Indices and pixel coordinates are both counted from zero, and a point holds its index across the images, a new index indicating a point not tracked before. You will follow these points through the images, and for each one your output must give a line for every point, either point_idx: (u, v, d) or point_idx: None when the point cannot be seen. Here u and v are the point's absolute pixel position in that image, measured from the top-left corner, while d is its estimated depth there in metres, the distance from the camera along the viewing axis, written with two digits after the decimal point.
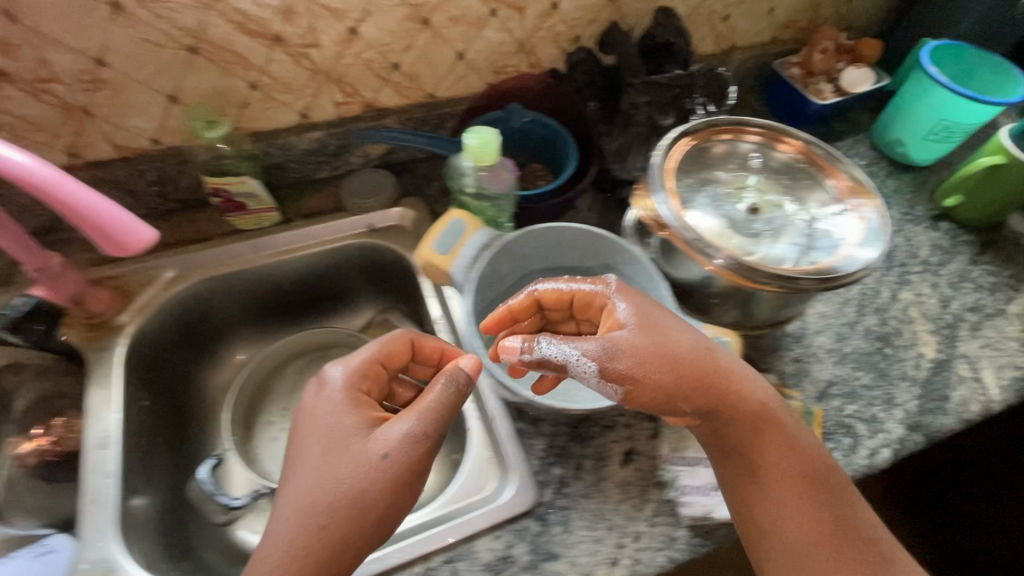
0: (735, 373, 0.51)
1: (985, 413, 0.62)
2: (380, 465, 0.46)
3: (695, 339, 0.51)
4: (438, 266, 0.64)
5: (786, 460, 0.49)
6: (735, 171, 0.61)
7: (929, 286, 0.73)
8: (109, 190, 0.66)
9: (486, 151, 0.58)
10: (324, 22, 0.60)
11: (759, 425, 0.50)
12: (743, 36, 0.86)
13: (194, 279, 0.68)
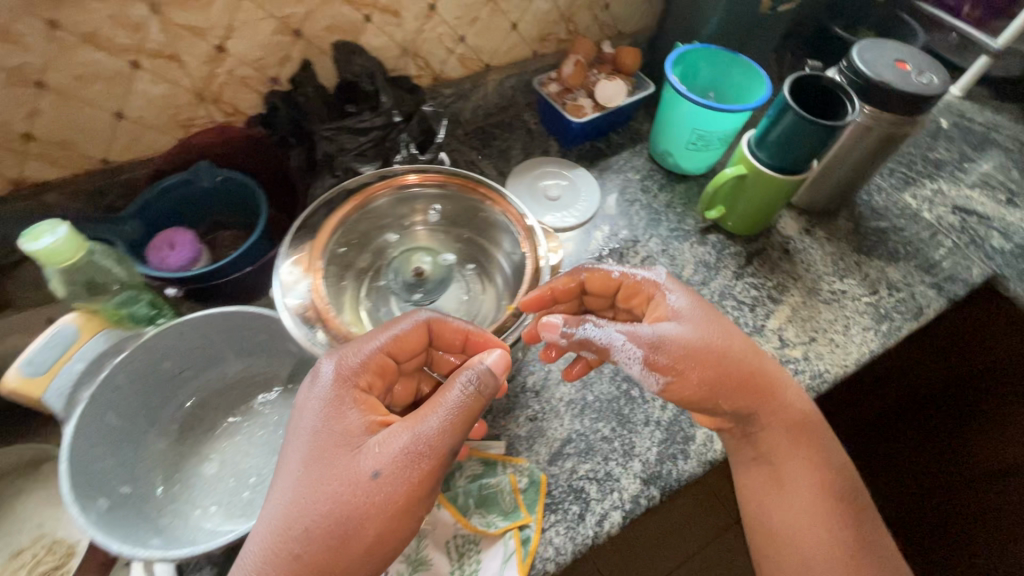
0: (795, 397, 0.57)
1: (856, 361, 0.69)
2: (421, 455, 0.44)
3: (795, 397, 0.57)
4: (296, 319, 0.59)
5: (828, 470, 0.56)
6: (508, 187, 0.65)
7: (801, 249, 0.80)
8: None
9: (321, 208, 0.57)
10: (186, 41, 0.58)
11: (809, 430, 0.56)
12: (620, 23, 0.90)
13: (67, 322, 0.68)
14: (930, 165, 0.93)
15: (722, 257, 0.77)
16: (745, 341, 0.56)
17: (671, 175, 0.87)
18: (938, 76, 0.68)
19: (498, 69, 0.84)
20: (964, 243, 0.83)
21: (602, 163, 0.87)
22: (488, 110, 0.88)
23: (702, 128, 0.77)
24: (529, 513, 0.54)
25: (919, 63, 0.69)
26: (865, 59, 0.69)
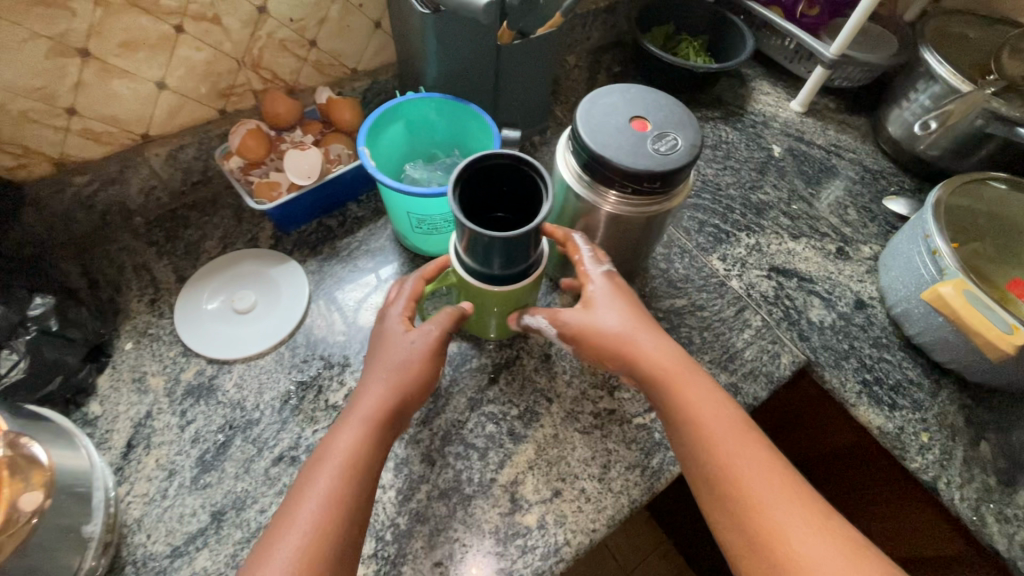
0: (677, 358, 0.50)
1: (609, 522, 0.52)
2: (436, 348, 0.50)
3: (666, 352, 0.51)
4: None
5: (727, 420, 0.48)
6: None
7: (566, 353, 0.62)
8: None
9: None
10: None
11: (687, 378, 0.49)
12: (348, 61, 0.70)
13: None
14: (751, 211, 0.77)
15: (457, 378, 0.60)
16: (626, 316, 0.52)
17: (417, 258, 0.68)
18: (685, 134, 0.50)
19: (164, 139, 0.63)
20: (776, 318, 0.67)
21: (328, 248, 0.67)
22: (173, 189, 0.67)
23: (420, 212, 0.58)
24: None
25: (665, 120, 0.50)
26: (589, 124, 0.50)
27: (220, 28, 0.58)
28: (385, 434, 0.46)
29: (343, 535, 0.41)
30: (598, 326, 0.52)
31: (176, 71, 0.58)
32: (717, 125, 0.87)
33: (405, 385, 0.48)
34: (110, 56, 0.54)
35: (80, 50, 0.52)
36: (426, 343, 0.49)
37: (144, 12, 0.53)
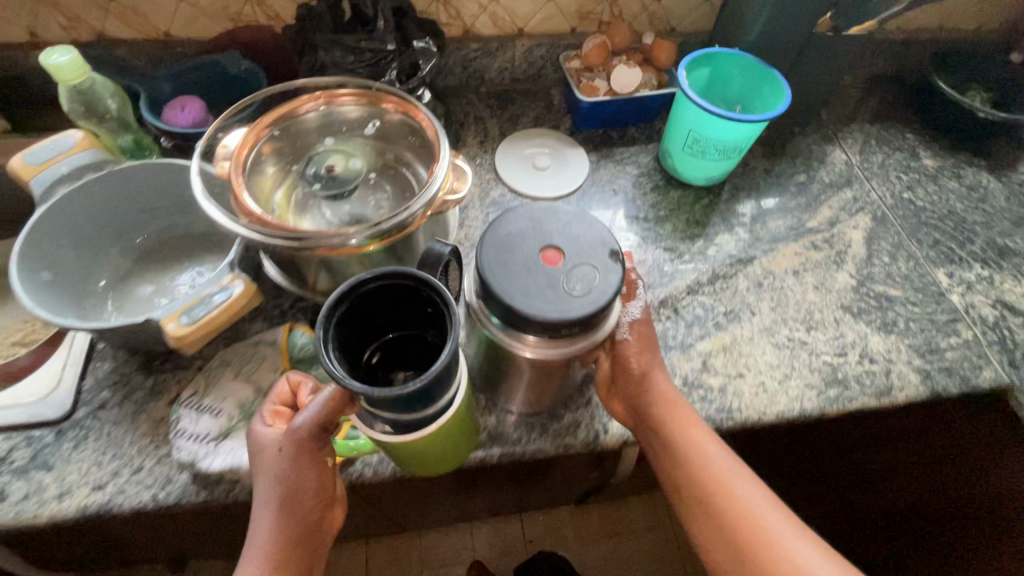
0: (723, 460, 0.55)
1: (778, 412, 0.62)
2: (306, 445, 0.49)
3: (666, 387, 0.57)
4: (21, 177, 0.58)
5: (716, 462, 0.54)
6: (423, 151, 0.58)
7: (776, 287, 0.72)
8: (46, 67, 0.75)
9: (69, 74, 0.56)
10: None
11: (678, 408, 0.56)
12: (674, 19, 0.88)
13: None
14: (993, 251, 0.79)
15: (682, 271, 0.73)
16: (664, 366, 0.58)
17: (673, 179, 0.83)
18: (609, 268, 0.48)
19: (531, 35, 0.86)
20: (988, 339, 0.70)
21: (606, 150, 0.85)
22: (514, 75, 0.90)
23: (699, 131, 0.73)
24: None
25: (573, 245, 0.48)
26: (496, 256, 0.48)
27: None
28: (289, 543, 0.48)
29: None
30: (644, 356, 0.56)
31: None
32: (979, 172, 0.89)
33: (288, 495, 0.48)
34: None
35: None
36: (297, 447, 0.48)
37: None
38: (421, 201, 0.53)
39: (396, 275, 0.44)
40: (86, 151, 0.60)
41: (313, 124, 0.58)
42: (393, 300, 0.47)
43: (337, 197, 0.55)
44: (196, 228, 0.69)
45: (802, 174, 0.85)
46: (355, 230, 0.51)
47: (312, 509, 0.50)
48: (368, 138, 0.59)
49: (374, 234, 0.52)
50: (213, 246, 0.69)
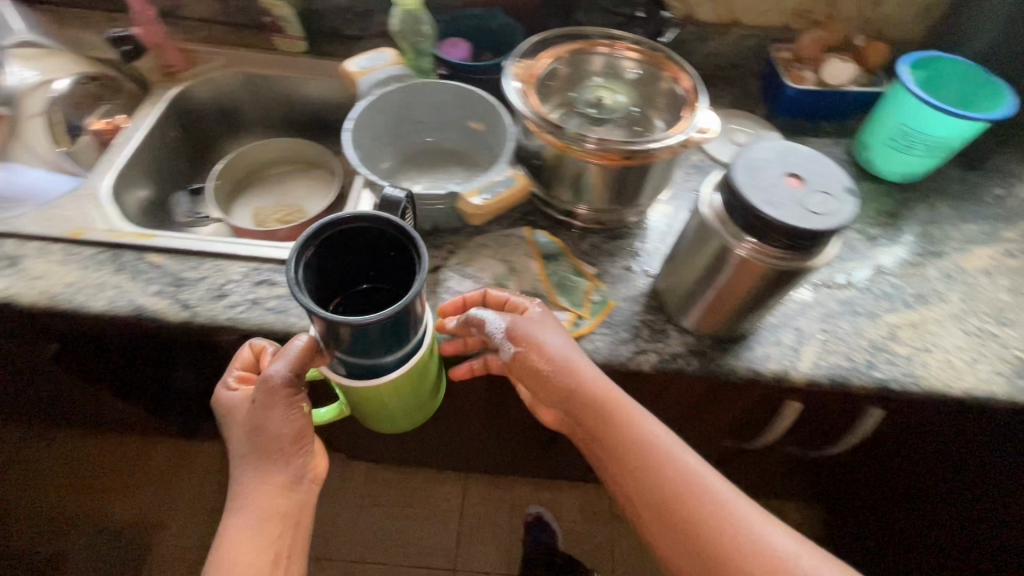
0: (644, 435, 0.58)
1: (965, 389, 0.65)
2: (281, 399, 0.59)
3: (598, 375, 0.59)
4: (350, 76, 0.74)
5: (665, 450, 0.57)
6: (674, 113, 0.66)
7: (967, 282, 0.75)
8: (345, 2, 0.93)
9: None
10: None
11: (619, 401, 0.58)
12: (886, 26, 0.93)
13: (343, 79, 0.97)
14: None
15: (873, 251, 0.77)
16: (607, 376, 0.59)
17: (865, 171, 0.87)
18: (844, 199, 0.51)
19: (745, 25, 0.94)
20: None
21: (799, 137, 0.91)
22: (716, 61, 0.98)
23: (910, 125, 0.78)
24: (587, 313, 0.67)
25: (818, 175, 0.52)
26: (745, 172, 0.53)
27: None
28: (279, 489, 0.61)
29: (263, 565, 0.60)
30: (541, 346, 0.58)
31: None
32: None
33: (269, 440, 0.60)
34: None
35: None
36: (270, 394, 0.58)
37: None
38: (667, 140, 0.61)
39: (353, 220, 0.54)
40: (397, 65, 0.75)
41: (595, 67, 0.70)
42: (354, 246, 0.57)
43: (593, 121, 0.66)
44: (449, 143, 0.83)
45: (999, 187, 0.86)
46: (597, 143, 0.62)
47: (292, 453, 0.62)
48: (634, 90, 0.69)
49: (610, 153, 0.62)
50: (459, 163, 0.83)
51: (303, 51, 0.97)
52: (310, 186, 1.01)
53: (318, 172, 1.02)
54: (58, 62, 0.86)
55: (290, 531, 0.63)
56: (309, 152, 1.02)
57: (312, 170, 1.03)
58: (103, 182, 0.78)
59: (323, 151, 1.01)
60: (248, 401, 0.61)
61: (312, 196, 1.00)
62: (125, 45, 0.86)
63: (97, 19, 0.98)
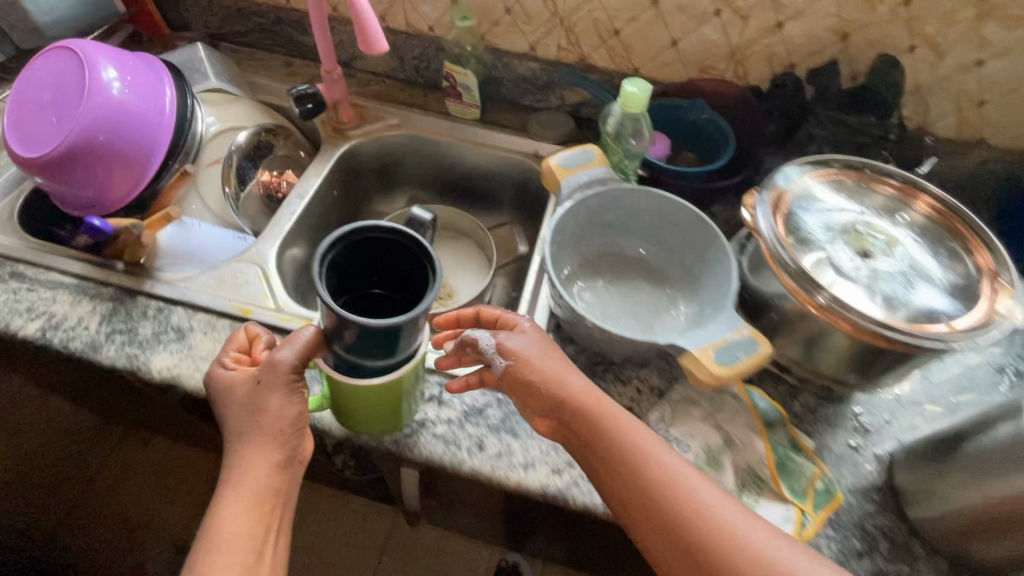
0: (675, 472, 0.48)
1: None
2: (279, 378, 0.53)
3: (587, 385, 0.52)
4: (554, 176, 0.67)
5: (687, 482, 0.47)
6: (956, 297, 0.54)
7: None
8: (530, 74, 0.88)
9: (633, 101, 0.63)
10: (763, 10, 0.72)
11: (619, 419, 0.50)
12: None
13: (507, 151, 0.90)
14: None
15: None
16: (594, 388, 0.52)
17: None
18: None
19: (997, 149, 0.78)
20: None
21: None
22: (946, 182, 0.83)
23: None
24: (812, 507, 0.54)
25: None
26: None
27: None
28: (274, 465, 0.53)
29: (254, 536, 0.50)
30: (530, 355, 0.51)
31: None
32: None
33: (272, 428, 0.53)
34: None
35: None
36: (269, 380, 0.53)
37: None
38: (933, 331, 0.50)
39: (380, 228, 0.52)
40: (602, 167, 0.67)
41: (874, 203, 0.61)
42: (378, 253, 0.54)
43: (851, 270, 0.55)
44: (638, 253, 0.73)
45: None
46: (844, 302, 0.52)
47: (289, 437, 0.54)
48: (915, 241, 0.58)
49: (862, 319, 0.51)
50: (645, 273, 0.73)
51: (473, 119, 0.91)
52: (454, 260, 0.95)
53: (464, 244, 0.96)
54: (240, 110, 0.85)
55: (278, 517, 0.53)
56: (459, 223, 0.96)
57: (458, 241, 0.96)
58: (269, 246, 0.74)
59: (473, 223, 0.95)
60: (250, 384, 0.55)
61: (456, 273, 0.93)
62: (303, 92, 0.81)
63: (276, 64, 0.97)
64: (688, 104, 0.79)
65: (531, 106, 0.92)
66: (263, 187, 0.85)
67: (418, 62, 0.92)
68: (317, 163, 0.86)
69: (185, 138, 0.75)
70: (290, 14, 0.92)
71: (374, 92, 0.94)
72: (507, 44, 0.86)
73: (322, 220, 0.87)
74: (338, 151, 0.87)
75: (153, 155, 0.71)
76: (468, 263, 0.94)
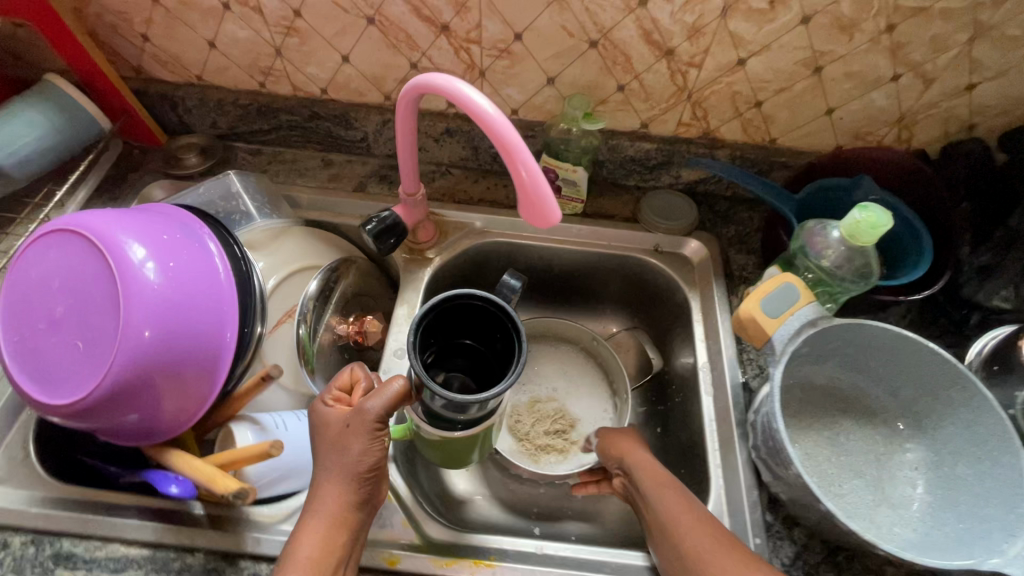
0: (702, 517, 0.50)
1: None
2: (364, 430, 0.49)
3: (641, 454, 0.58)
4: (759, 326, 0.53)
5: (700, 523, 0.49)
6: None
7: None
8: (639, 154, 0.72)
9: (872, 231, 0.49)
10: (954, 71, 0.59)
11: (657, 475, 0.55)
12: None
13: (617, 247, 0.75)
14: None
15: None
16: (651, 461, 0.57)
17: None
18: None
19: None
20: None
21: None
22: None
23: None
24: None
25: None
26: None
27: None
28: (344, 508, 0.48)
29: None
30: (613, 446, 0.60)
31: None
32: None
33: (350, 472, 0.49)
34: None
35: None
36: (354, 429, 0.49)
37: None
38: None
39: (477, 300, 0.51)
40: (810, 304, 0.54)
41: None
42: (471, 314, 0.53)
43: None
44: (832, 383, 0.62)
45: None
46: None
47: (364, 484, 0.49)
48: None
49: None
50: (843, 406, 0.61)
51: (573, 213, 0.75)
52: (565, 376, 0.79)
53: (570, 352, 0.80)
54: (294, 249, 0.68)
55: (349, 553, 0.48)
56: (560, 331, 0.79)
57: (561, 350, 0.80)
58: None
59: (580, 331, 0.79)
60: (339, 425, 0.50)
61: (573, 393, 0.78)
62: (377, 224, 0.63)
63: (314, 165, 0.79)
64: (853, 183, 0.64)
65: (635, 188, 0.78)
66: (341, 339, 0.69)
67: (498, 151, 0.75)
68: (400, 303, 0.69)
69: (250, 308, 0.58)
70: (329, 107, 0.73)
71: (444, 189, 0.78)
72: (613, 122, 0.70)
73: None
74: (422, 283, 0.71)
75: (212, 359, 0.53)
76: (582, 381, 0.78)
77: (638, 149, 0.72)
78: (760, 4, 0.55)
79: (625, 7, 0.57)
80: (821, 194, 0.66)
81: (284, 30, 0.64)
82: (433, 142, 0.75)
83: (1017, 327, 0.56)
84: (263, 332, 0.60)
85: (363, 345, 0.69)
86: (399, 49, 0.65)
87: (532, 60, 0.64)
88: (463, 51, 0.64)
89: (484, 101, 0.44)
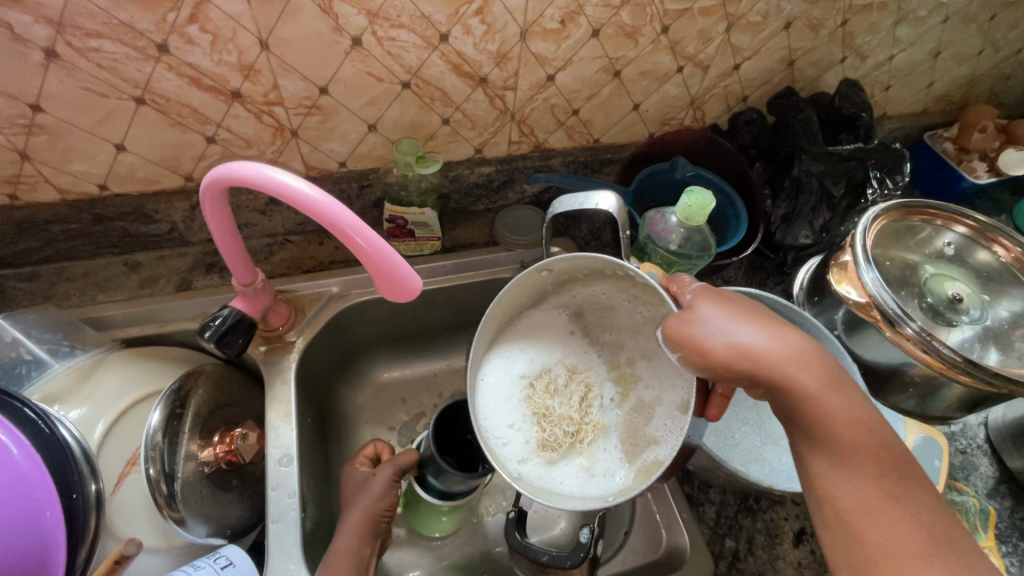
0: (841, 399, 0.42)
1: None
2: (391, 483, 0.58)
3: (783, 340, 0.43)
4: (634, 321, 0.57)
5: (857, 424, 0.41)
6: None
7: None
8: (480, 178, 0.72)
9: (701, 211, 0.55)
10: (722, 57, 0.68)
11: (809, 363, 0.42)
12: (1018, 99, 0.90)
13: (482, 274, 0.73)
14: None
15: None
16: (796, 347, 0.43)
17: None
18: None
19: (899, 120, 0.86)
20: None
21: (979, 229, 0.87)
22: None
23: None
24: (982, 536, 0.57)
25: None
26: None
27: (996, 55, 0.81)
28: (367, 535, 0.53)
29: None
30: (717, 342, 0.43)
31: (952, 78, 0.82)
32: None
33: (370, 515, 0.55)
34: (943, 60, 0.79)
35: (938, 53, 0.78)
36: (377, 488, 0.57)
37: (984, 34, 0.77)
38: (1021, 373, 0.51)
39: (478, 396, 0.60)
40: None
41: (941, 248, 0.60)
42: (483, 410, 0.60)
43: (923, 315, 0.56)
44: None
45: None
46: (941, 343, 0.51)
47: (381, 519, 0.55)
48: (993, 291, 0.57)
49: (951, 358, 0.51)
50: None
51: (434, 250, 0.73)
52: (540, 347, 0.59)
53: (537, 318, 0.60)
54: (117, 381, 0.56)
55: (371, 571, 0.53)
56: (512, 305, 0.58)
57: (521, 323, 0.60)
58: (289, 564, 0.52)
59: (536, 288, 0.59)
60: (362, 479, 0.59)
61: (562, 362, 0.59)
62: (215, 328, 0.54)
63: (117, 273, 0.67)
64: (673, 165, 0.70)
65: (487, 210, 0.78)
66: (210, 467, 0.58)
67: None
68: (271, 402, 0.60)
69: (73, 477, 0.46)
70: (117, 204, 0.61)
71: (289, 261, 0.70)
72: (447, 154, 0.69)
73: (310, 468, 0.63)
74: (292, 372, 0.63)
75: (32, 566, 0.41)
76: None
77: (478, 174, 0.72)
78: (553, 25, 0.57)
79: (426, 45, 0.56)
80: (651, 180, 0.72)
81: (23, 130, 0.52)
82: (259, 214, 0.67)
83: (821, 257, 0.66)
84: (102, 490, 0.49)
85: (240, 463, 0.60)
86: (186, 126, 0.56)
87: (346, 110, 0.59)
88: (264, 115, 0.57)
89: (305, 186, 0.39)
